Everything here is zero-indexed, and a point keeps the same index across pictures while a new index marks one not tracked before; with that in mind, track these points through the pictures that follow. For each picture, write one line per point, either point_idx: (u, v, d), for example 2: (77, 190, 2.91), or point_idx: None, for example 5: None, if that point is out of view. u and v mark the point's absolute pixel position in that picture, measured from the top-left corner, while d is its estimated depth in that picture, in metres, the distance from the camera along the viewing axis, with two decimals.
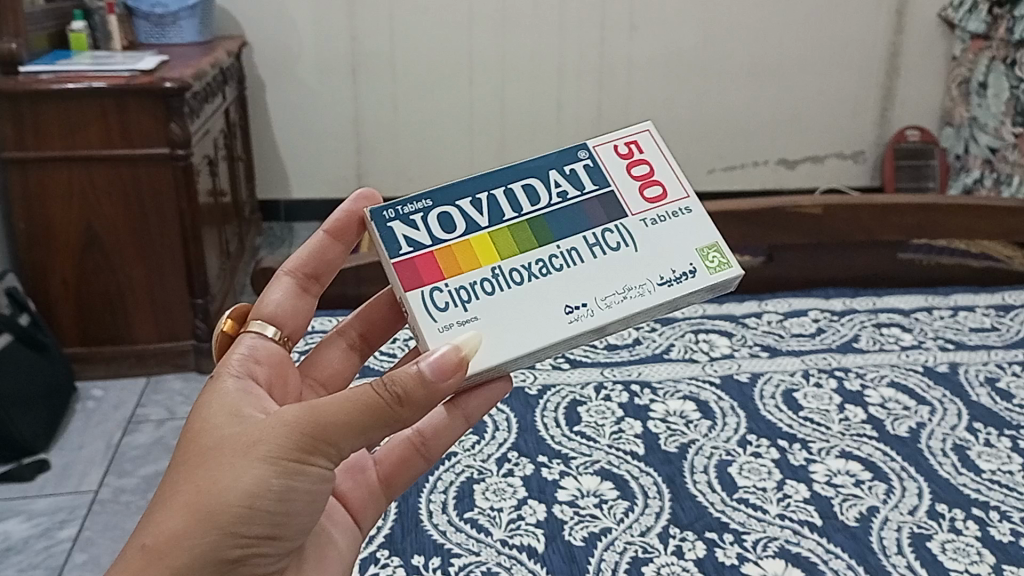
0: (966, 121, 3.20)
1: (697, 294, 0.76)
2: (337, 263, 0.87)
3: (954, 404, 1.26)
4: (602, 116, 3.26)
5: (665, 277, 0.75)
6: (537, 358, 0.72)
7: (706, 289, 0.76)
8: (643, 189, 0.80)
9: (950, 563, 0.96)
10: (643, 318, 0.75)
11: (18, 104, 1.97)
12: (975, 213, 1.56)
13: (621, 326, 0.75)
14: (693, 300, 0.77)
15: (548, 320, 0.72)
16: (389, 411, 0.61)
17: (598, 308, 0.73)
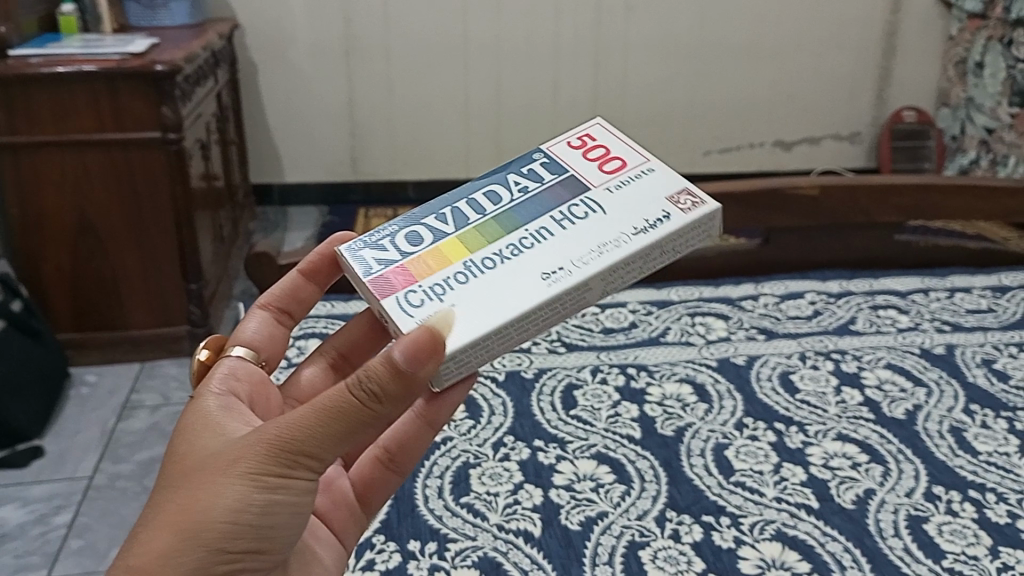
0: (963, 101, 3.19)
1: (678, 239, 0.76)
2: (312, 299, 0.88)
3: (951, 385, 1.26)
4: (597, 97, 3.24)
5: (639, 227, 0.75)
6: (525, 333, 0.70)
7: (685, 233, 0.76)
8: (602, 166, 0.82)
9: (947, 546, 0.96)
10: (628, 273, 0.74)
11: (6, 87, 1.94)
12: (972, 193, 1.56)
13: (608, 282, 0.73)
14: (676, 246, 0.76)
15: (527, 287, 0.70)
16: (367, 412, 0.56)
17: (576, 267, 0.71)
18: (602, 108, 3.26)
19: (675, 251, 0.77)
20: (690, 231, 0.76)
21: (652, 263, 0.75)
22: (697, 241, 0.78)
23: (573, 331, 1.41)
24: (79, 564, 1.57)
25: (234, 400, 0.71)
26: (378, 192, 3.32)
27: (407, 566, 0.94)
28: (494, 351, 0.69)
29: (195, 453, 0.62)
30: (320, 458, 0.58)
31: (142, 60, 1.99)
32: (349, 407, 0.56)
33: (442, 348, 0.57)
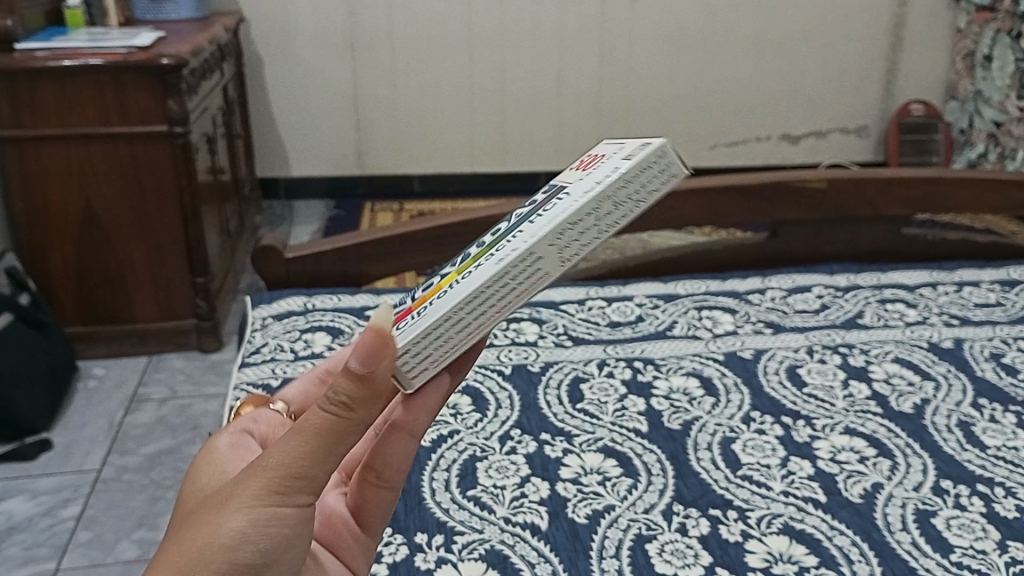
0: (970, 94, 3.18)
1: (642, 178, 0.57)
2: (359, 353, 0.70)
3: (959, 379, 1.25)
4: (603, 90, 3.22)
5: (593, 182, 0.57)
6: (478, 322, 0.56)
7: (650, 168, 0.57)
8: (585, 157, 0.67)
9: (954, 540, 0.96)
10: (591, 232, 0.56)
11: (11, 81, 1.95)
12: (980, 187, 1.55)
13: (567, 248, 0.56)
14: (647, 186, 0.57)
15: (453, 289, 0.57)
16: (339, 424, 0.51)
17: (502, 251, 0.57)
18: (608, 102, 3.25)
19: (647, 191, 0.57)
20: (646, 172, 0.57)
21: (620, 213, 0.57)
22: (670, 183, 0.58)
23: (579, 324, 1.40)
24: (87, 556, 1.57)
25: (245, 441, 0.68)
26: (383, 187, 3.30)
27: (414, 558, 0.93)
28: (447, 350, 0.56)
29: (206, 494, 0.59)
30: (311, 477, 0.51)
31: (147, 53, 1.99)
32: (319, 426, 0.50)
33: (391, 336, 0.50)
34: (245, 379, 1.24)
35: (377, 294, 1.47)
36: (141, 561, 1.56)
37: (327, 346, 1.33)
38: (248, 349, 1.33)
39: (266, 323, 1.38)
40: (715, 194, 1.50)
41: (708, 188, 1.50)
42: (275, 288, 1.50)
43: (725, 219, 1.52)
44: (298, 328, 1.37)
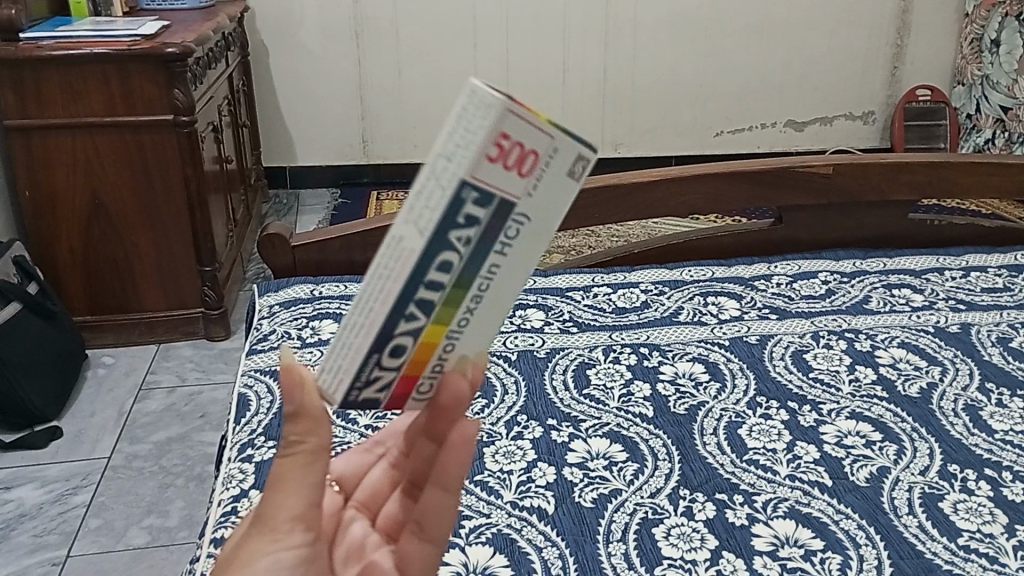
0: (977, 79, 3.16)
1: (465, 114, 0.44)
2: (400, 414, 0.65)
3: (965, 364, 1.25)
4: (609, 78, 3.21)
5: None
6: (368, 319, 0.48)
7: (472, 101, 0.44)
8: None
9: (962, 523, 0.96)
10: (437, 197, 0.45)
11: (17, 70, 1.95)
12: (988, 171, 1.54)
13: (421, 216, 0.46)
14: (478, 124, 0.44)
15: None
16: (304, 460, 0.50)
17: None
18: (613, 89, 3.24)
19: (483, 127, 0.44)
20: (466, 114, 0.44)
21: (461, 163, 0.44)
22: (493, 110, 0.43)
23: (585, 311, 1.41)
24: (98, 543, 1.58)
25: None
26: (389, 175, 3.31)
27: None
28: (349, 352, 0.49)
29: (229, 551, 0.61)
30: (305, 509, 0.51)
31: (152, 42, 1.99)
32: (284, 470, 0.50)
33: (302, 372, 0.48)
34: (253, 366, 1.25)
35: None
36: (151, 548, 1.57)
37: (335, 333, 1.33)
38: (256, 337, 1.33)
39: (274, 310, 1.39)
40: (721, 179, 1.50)
41: (713, 174, 1.50)
42: (282, 276, 1.50)
43: (730, 205, 1.52)
44: (305, 315, 1.37)
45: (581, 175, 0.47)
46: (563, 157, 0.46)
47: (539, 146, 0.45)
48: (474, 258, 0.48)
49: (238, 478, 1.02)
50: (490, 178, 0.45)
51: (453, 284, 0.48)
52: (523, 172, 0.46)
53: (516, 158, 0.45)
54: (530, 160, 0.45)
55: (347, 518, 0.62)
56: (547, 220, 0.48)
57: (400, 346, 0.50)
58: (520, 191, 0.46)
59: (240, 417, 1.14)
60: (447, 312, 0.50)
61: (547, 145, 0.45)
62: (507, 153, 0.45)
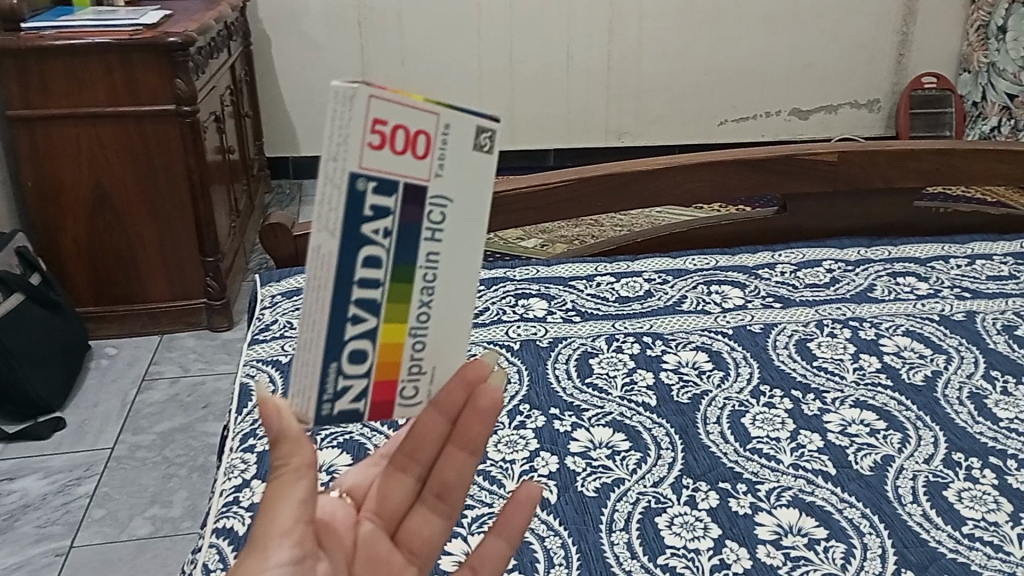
0: (983, 66, 3.14)
1: (335, 116, 0.45)
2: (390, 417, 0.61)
3: (970, 352, 1.25)
4: (612, 67, 3.20)
5: None
6: (314, 329, 0.50)
7: (340, 103, 0.45)
8: None
9: (967, 512, 0.96)
10: (336, 197, 0.47)
11: (18, 60, 1.95)
12: (993, 158, 1.53)
13: (329, 220, 0.47)
14: (350, 119, 0.46)
15: None
16: (287, 476, 0.52)
17: None
18: (616, 78, 3.22)
19: (356, 119, 0.46)
20: (336, 115, 0.45)
21: (348, 159, 0.46)
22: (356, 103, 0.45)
23: (588, 300, 1.40)
24: (102, 533, 1.59)
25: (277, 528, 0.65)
26: None
27: None
28: (308, 369, 0.50)
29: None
30: (293, 523, 0.53)
31: (154, 32, 1.99)
32: (273, 488, 0.52)
33: (281, 402, 0.51)
34: (255, 356, 1.24)
35: None
36: (154, 538, 1.57)
37: None
38: (258, 326, 1.33)
39: (275, 300, 1.39)
40: (723, 168, 1.49)
41: (716, 163, 1.49)
42: (284, 266, 1.50)
43: (733, 193, 1.51)
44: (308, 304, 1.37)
45: (485, 147, 0.49)
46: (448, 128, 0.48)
47: (423, 124, 0.47)
48: (400, 247, 0.50)
49: (240, 467, 1.02)
50: (382, 166, 0.47)
51: (391, 278, 0.50)
52: (414, 154, 0.48)
53: (399, 139, 0.47)
54: (418, 141, 0.48)
55: (360, 531, 0.61)
56: (461, 195, 0.50)
57: (358, 349, 0.51)
58: (420, 173, 0.48)
59: (242, 407, 1.14)
60: (395, 304, 0.51)
61: (433, 123, 0.48)
62: (390, 138, 0.47)
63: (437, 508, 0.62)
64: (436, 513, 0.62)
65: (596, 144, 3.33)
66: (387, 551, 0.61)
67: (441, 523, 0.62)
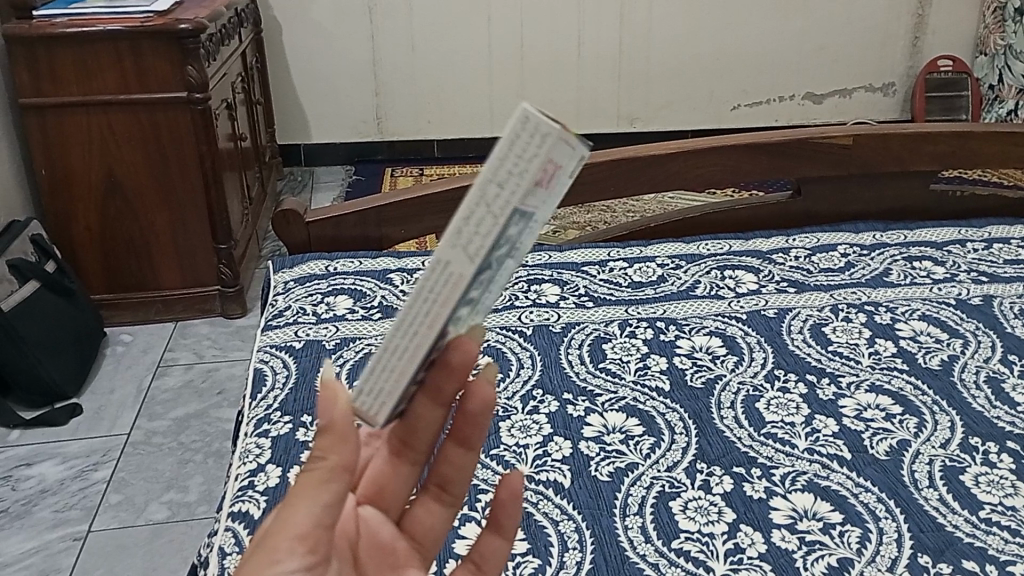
0: (1000, 49, 3.10)
1: (518, 145, 0.42)
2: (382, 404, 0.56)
3: (988, 336, 1.24)
4: (623, 52, 3.18)
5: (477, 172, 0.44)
6: (415, 343, 0.47)
7: (526, 130, 0.42)
8: None
9: (983, 496, 0.95)
10: (488, 224, 0.43)
11: (31, 48, 1.96)
12: (1011, 140, 1.51)
13: (470, 244, 0.44)
14: (529, 151, 0.42)
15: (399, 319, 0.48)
16: (317, 473, 0.47)
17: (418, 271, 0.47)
18: (628, 62, 3.20)
19: (536, 157, 0.42)
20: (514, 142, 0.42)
21: (514, 192, 0.42)
22: (540, 140, 0.41)
23: (601, 285, 1.39)
24: (119, 518, 1.60)
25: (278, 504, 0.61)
26: (403, 152, 3.29)
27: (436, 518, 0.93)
28: (396, 377, 0.49)
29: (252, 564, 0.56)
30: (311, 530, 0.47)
31: (165, 19, 1.99)
32: (301, 481, 0.48)
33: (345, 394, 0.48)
34: (268, 342, 1.24)
35: (399, 257, 1.46)
36: (170, 523, 1.59)
37: (349, 309, 1.32)
38: (271, 313, 1.33)
39: (288, 287, 1.39)
40: (737, 152, 1.48)
41: (730, 146, 1.47)
42: (296, 252, 1.50)
43: (748, 176, 1.50)
44: (320, 290, 1.37)
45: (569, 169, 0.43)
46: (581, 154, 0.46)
47: (569, 161, 0.42)
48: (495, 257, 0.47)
49: (254, 453, 1.02)
50: (535, 204, 0.43)
51: (483, 297, 0.48)
52: (549, 190, 0.43)
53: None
54: (559, 177, 0.43)
55: (360, 517, 0.58)
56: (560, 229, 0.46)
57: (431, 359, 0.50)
58: (540, 206, 0.44)
59: (256, 392, 1.14)
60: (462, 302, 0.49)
61: (573, 160, 0.42)
62: (548, 178, 0.43)
63: (442, 499, 0.62)
64: (441, 504, 0.62)
65: (608, 129, 3.32)
66: (393, 539, 0.59)
67: (444, 513, 0.62)
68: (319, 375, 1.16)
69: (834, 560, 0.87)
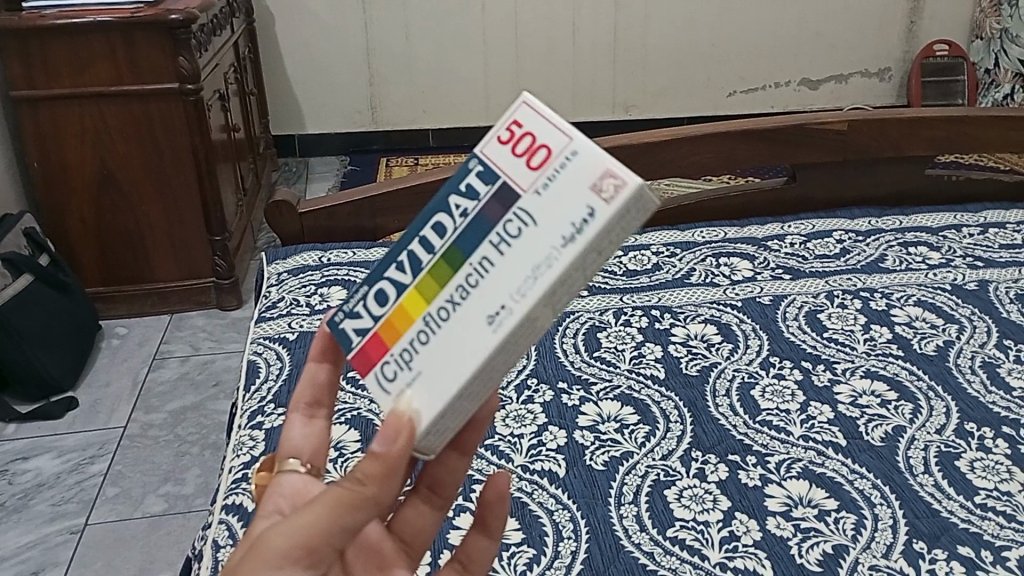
0: (996, 33, 3.08)
1: (627, 219, 0.48)
2: (336, 381, 0.62)
3: (983, 321, 1.23)
4: (619, 39, 3.16)
5: (566, 234, 0.48)
6: (490, 381, 0.52)
7: (637, 205, 0.48)
8: (535, 159, 0.50)
9: (979, 481, 0.95)
10: (578, 281, 0.50)
11: (21, 40, 1.94)
12: (1007, 125, 1.50)
13: (558, 298, 0.50)
14: (632, 222, 0.49)
15: (457, 354, 0.50)
16: (352, 496, 0.48)
17: (496, 317, 0.49)
18: (623, 49, 3.18)
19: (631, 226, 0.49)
20: (625, 218, 0.48)
21: (608, 255, 0.49)
22: (640, 212, 0.48)
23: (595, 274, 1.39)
24: (116, 511, 1.60)
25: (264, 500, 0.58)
26: (398, 142, 3.28)
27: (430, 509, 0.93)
28: (462, 413, 0.52)
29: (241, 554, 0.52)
30: (317, 549, 0.48)
31: (155, 9, 1.98)
32: (329, 493, 0.48)
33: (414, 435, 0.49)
34: (262, 334, 1.24)
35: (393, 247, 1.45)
36: (168, 515, 1.59)
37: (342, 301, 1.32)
38: (264, 305, 1.33)
39: (281, 278, 1.38)
40: (732, 139, 1.47)
41: (724, 133, 1.47)
42: (290, 243, 1.49)
43: (743, 164, 1.49)
44: (313, 281, 1.36)
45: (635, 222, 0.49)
46: (511, 113, 0.52)
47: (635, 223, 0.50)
48: (463, 238, 0.51)
49: (248, 445, 1.02)
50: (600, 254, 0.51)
51: None
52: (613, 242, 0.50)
53: (527, 145, 0.51)
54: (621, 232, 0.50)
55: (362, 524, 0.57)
56: None
57: None
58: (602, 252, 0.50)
59: (250, 384, 1.14)
60: (433, 281, 0.52)
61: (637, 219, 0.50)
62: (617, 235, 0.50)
63: (434, 502, 0.62)
64: (432, 506, 0.62)
65: (603, 118, 3.31)
66: (380, 540, 0.59)
67: (434, 515, 0.62)
68: None
69: (829, 546, 0.87)
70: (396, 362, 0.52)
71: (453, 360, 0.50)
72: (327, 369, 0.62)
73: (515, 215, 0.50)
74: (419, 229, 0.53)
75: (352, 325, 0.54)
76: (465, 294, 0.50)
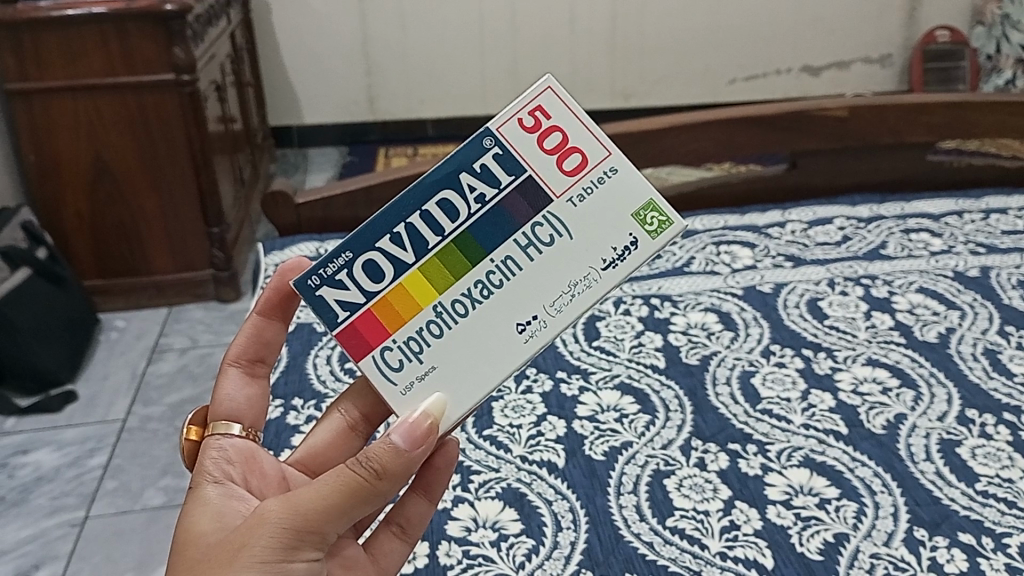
0: (998, 19, 2.94)
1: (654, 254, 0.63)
2: (280, 339, 0.69)
3: (985, 308, 1.22)
4: (616, 24, 3.13)
5: (606, 258, 0.61)
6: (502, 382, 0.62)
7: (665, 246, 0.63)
8: (561, 162, 0.63)
9: (980, 468, 0.94)
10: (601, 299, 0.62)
11: (15, 32, 1.93)
12: (1010, 109, 1.48)
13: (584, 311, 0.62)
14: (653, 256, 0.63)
15: (496, 350, 0.60)
16: (366, 487, 0.52)
17: (543, 324, 0.60)
18: (623, 37, 3.17)
19: None
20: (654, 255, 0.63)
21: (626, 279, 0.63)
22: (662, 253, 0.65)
23: None
24: (115, 504, 1.60)
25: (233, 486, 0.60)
26: (397, 131, 3.27)
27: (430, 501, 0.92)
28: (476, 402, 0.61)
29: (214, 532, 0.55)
30: (324, 535, 0.52)
31: None
32: (345, 480, 0.52)
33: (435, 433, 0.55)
34: None
35: None
36: (167, 508, 1.58)
37: None
38: None
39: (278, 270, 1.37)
40: (732, 126, 1.46)
41: (723, 120, 1.45)
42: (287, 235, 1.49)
43: (742, 151, 1.48)
44: None
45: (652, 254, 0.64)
46: (536, 102, 0.63)
47: None
48: (483, 232, 0.61)
49: None
50: None
51: None
52: None
53: (556, 142, 0.63)
54: None
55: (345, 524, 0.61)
56: None
57: None
58: None
59: None
60: (452, 271, 0.61)
61: None
62: None
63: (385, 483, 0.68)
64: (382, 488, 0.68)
65: (602, 106, 3.29)
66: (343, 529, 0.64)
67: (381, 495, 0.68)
68: (309, 358, 1.15)
69: (830, 535, 0.86)
70: (401, 350, 0.60)
71: (491, 357, 0.60)
72: (276, 326, 0.69)
73: (547, 222, 0.62)
74: (425, 205, 0.61)
75: (332, 295, 0.60)
76: (493, 289, 0.61)
